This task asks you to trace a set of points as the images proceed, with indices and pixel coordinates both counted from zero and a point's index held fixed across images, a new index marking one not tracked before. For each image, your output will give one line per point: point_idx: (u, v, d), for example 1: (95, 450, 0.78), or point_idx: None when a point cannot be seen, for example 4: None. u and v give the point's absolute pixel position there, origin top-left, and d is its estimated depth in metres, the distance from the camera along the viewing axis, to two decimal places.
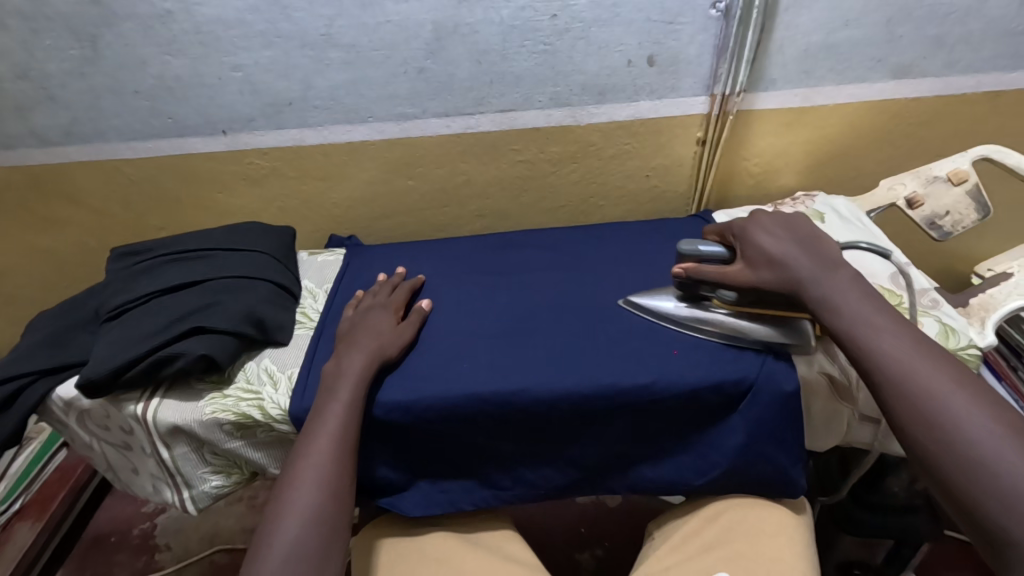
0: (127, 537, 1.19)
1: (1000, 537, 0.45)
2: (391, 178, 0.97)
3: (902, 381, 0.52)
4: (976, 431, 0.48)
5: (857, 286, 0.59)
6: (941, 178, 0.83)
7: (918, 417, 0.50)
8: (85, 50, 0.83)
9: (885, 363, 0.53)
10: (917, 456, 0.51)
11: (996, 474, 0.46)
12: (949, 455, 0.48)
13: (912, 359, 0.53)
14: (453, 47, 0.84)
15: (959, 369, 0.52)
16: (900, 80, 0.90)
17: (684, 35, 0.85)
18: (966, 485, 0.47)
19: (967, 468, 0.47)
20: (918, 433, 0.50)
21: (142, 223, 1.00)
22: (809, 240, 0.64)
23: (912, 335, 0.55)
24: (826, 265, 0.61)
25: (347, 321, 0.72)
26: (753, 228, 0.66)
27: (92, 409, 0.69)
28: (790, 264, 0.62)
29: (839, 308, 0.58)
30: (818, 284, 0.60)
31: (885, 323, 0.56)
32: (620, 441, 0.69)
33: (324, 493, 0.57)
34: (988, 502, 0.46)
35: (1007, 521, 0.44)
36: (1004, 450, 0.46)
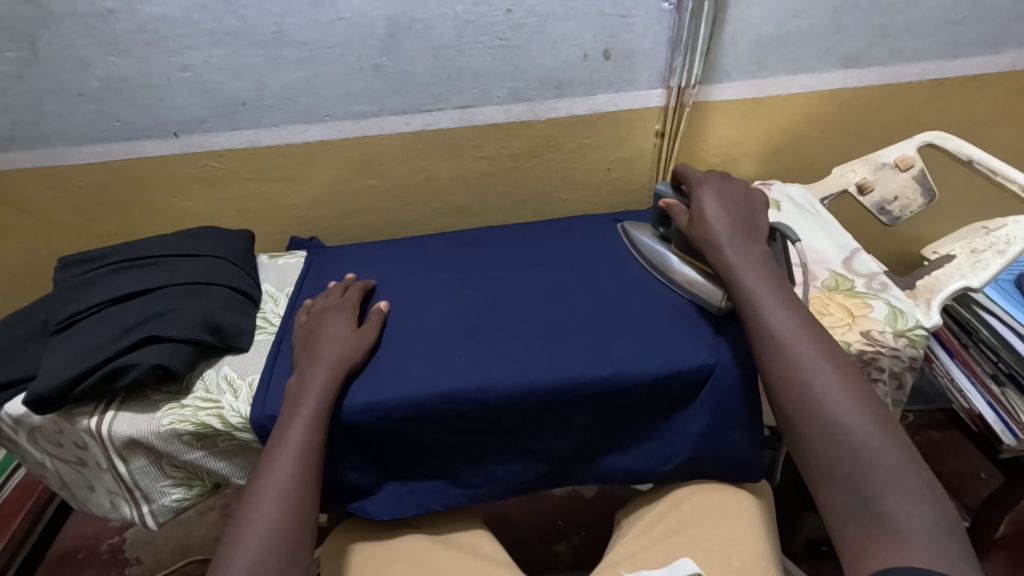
0: (95, 552, 1.15)
1: (833, 487, 0.50)
2: (351, 177, 0.95)
3: (778, 346, 0.56)
4: (831, 394, 0.52)
5: (761, 258, 0.63)
6: (889, 165, 0.85)
7: (784, 379, 0.55)
8: (23, 52, 0.79)
9: (767, 330, 0.57)
10: (781, 413, 0.55)
11: (841, 433, 0.50)
12: (805, 415, 0.53)
13: (791, 328, 0.57)
14: (408, 44, 0.84)
15: (833, 344, 0.56)
16: (849, 69, 0.92)
17: (638, 28, 0.86)
18: (815, 443, 0.51)
19: (820, 429, 0.51)
20: (783, 391, 0.55)
21: (95, 230, 0.97)
22: (741, 210, 0.68)
23: (798, 308, 0.59)
24: (743, 234, 0.65)
25: (305, 328, 0.71)
26: (702, 188, 0.70)
27: (43, 426, 0.67)
28: (713, 228, 0.66)
29: (738, 270, 0.62)
30: (728, 246, 0.64)
31: (775, 295, 0.59)
32: (586, 433, 0.69)
33: (284, 511, 0.56)
34: (830, 456, 0.50)
35: (842, 472, 0.49)
36: (852, 415, 0.51)
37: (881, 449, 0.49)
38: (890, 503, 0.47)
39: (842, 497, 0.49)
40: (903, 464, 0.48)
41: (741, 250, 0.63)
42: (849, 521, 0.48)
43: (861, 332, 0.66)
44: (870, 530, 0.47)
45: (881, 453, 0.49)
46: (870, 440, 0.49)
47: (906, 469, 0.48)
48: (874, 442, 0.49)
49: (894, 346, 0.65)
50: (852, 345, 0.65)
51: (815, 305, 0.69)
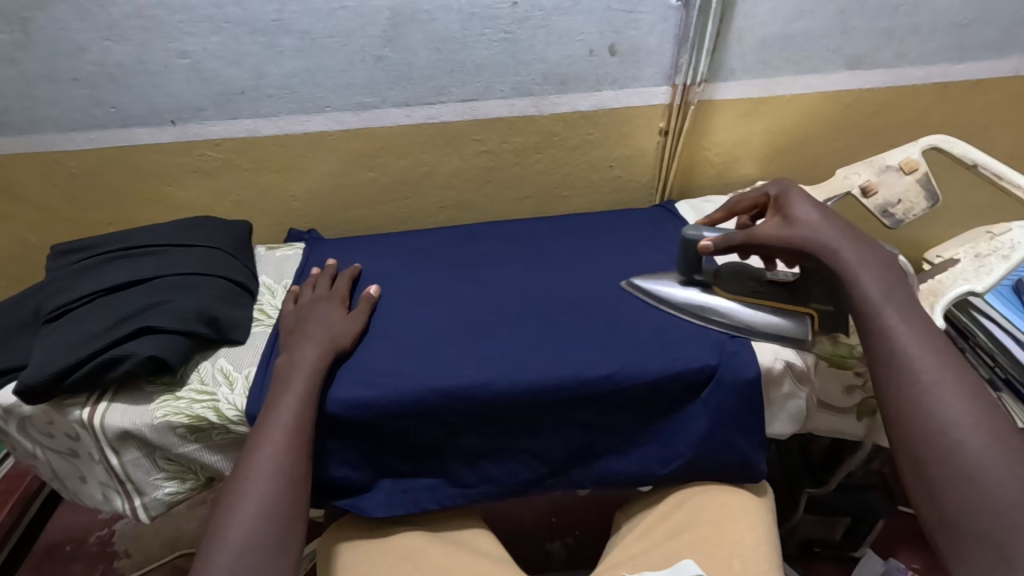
0: (83, 545, 1.14)
1: (969, 542, 0.45)
2: (350, 170, 0.94)
3: (911, 374, 0.51)
4: (977, 439, 0.47)
5: (888, 272, 0.57)
6: (893, 168, 0.85)
7: (916, 412, 0.49)
8: (16, 34, 0.78)
9: (898, 355, 0.52)
10: (904, 446, 0.50)
11: (986, 485, 0.45)
12: (940, 455, 0.47)
13: (927, 355, 0.51)
14: (411, 35, 0.82)
15: (976, 379, 0.51)
16: (854, 70, 0.92)
17: (643, 24, 0.85)
18: (946, 483, 0.47)
19: (956, 470, 0.46)
20: (915, 425, 0.49)
21: (88, 218, 0.96)
22: (844, 218, 0.62)
23: (936, 335, 0.53)
24: (864, 244, 0.58)
25: (293, 316, 0.70)
26: (796, 194, 0.64)
27: (34, 415, 0.66)
28: (826, 232, 0.59)
29: (861, 283, 0.56)
30: (846, 256, 0.57)
31: (907, 317, 0.54)
32: (585, 432, 0.68)
33: (277, 488, 0.55)
34: (968, 506, 0.45)
35: (982, 528, 0.44)
36: (996, 460, 0.46)
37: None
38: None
39: (981, 556, 0.44)
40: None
41: (866, 262, 0.57)
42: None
43: None
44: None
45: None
46: (1017, 492, 0.44)
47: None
48: (1022, 496, 0.44)
49: None
50: None
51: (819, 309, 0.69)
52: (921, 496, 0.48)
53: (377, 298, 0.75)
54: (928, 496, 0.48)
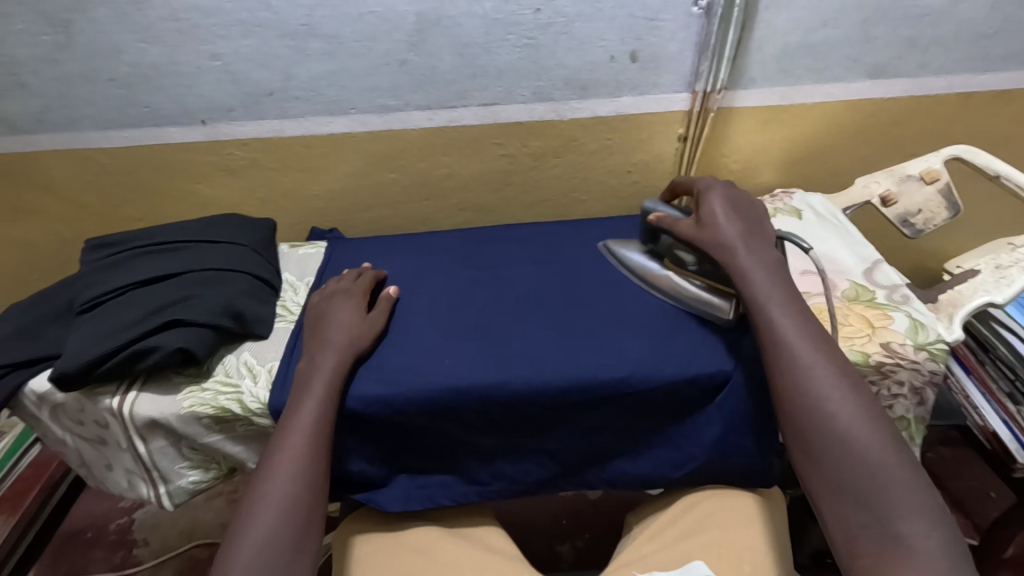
0: (104, 532, 1.17)
1: (845, 504, 0.51)
2: (372, 171, 0.96)
3: (791, 360, 0.57)
4: (846, 413, 0.54)
5: (773, 266, 0.63)
6: (914, 177, 0.84)
7: (797, 394, 0.56)
8: (58, 36, 0.81)
9: (781, 343, 0.58)
10: (790, 423, 0.56)
11: (857, 454, 0.52)
12: (818, 430, 0.54)
13: (802, 340, 0.57)
14: (435, 40, 0.84)
15: (844, 358, 0.57)
16: (876, 79, 0.92)
17: (665, 31, 0.85)
18: (827, 455, 0.53)
19: (835, 442, 0.53)
20: (797, 405, 0.55)
21: (118, 214, 0.98)
22: (750, 216, 0.67)
23: (811, 321, 0.59)
24: (758, 243, 0.64)
25: (316, 312, 0.72)
26: (710, 193, 0.69)
27: (66, 403, 0.68)
28: (725, 233, 0.65)
29: (751, 279, 0.61)
30: (740, 255, 0.63)
31: (790, 308, 0.60)
32: (599, 433, 0.69)
33: (297, 490, 0.56)
34: (843, 473, 0.52)
35: (855, 490, 0.51)
36: (866, 431, 0.53)
37: (896, 470, 0.51)
38: (906, 525, 0.49)
39: (855, 515, 0.50)
40: (917, 485, 0.50)
41: (755, 260, 0.63)
42: (859, 539, 0.50)
43: (880, 344, 0.65)
44: (882, 547, 0.49)
45: (896, 474, 0.51)
46: (882, 457, 0.51)
47: (918, 491, 0.50)
48: (887, 460, 0.51)
49: (914, 359, 0.64)
50: (870, 357, 0.64)
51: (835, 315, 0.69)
52: (805, 467, 0.54)
53: (396, 298, 0.76)
54: (811, 467, 0.54)
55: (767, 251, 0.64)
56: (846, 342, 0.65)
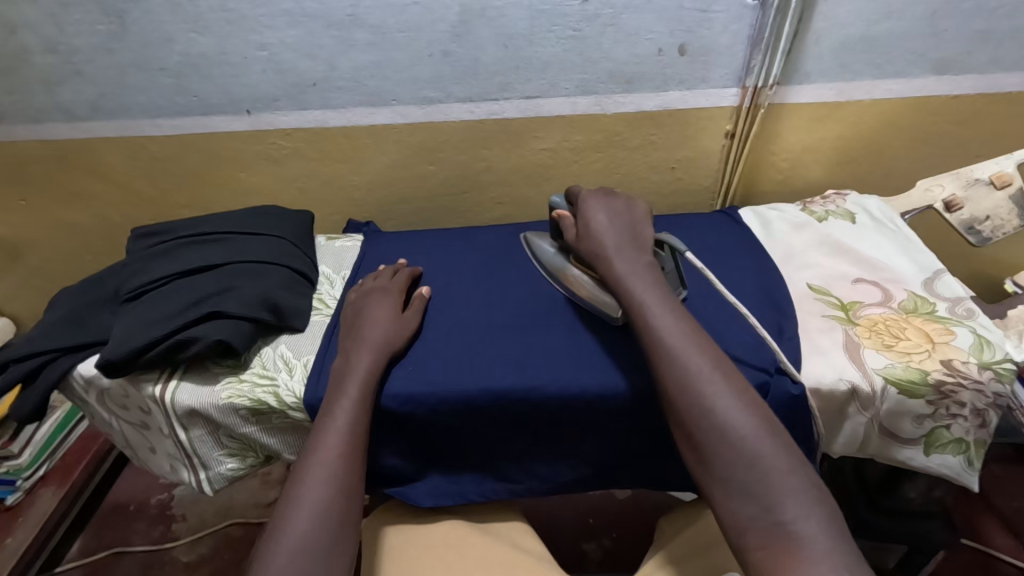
0: (145, 506, 1.21)
1: (732, 497, 0.48)
2: (412, 163, 0.95)
3: (667, 358, 0.54)
4: (722, 401, 0.51)
5: (647, 265, 0.62)
6: (983, 181, 0.79)
7: (677, 392, 0.53)
8: (113, 25, 0.82)
9: (655, 337, 0.56)
10: (675, 421, 0.53)
11: (735, 444, 0.49)
12: (700, 426, 0.51)
13: (678, 332, 0.56)
14: (479, 32, 0.82)
15: (718, 350, 0.55)
16: (941, 75, 0.86)
17: (717, 23, 0.82)
18: (708, 450, 0.50)
19: (714, 436, 0.50)
20: (679, 404, 0.52)
21: (166, 201, 1.01)
22: (633, 222, 0.67)
23: (685, 316, 0.58)
24: (631, 245, 0.64)
25: (352, 307, 0.72)
26: (589, 203, 0.69)
27: (111, 388, 0.70)
28: (602, 239, 0.65)
29: (625, 280, 0.61)
30: (615, 257, 0.63)
31: (662, 302, 0.58)
32: (635, 442, 0.67)
33: (333, 489, 0.56)
34: (725, 464, 0.48)
35: (740, 483, 0.47)
36: (742, 421, 0.50)
37: (773, 453, 0.48)
38: (789, 510, 0.45)
39: (743, 511, 0.47)
40: (797, 467, 0.47)
41: (630, 262, 0.62)
42: (748, 533, 0.46)
43: (940, 361, 0.61)
44: (771, 543, 0.45)
45: (776, 460, 0.47)
46: (760, 447, 0.48)
47: (797, 472, 0.47)
48: (764, 447, 0.48)
49: (977, 378, 0.60)
50: (929, 375, 0.60)
51: (890, 328, 0.65)
52: (694, 466, 0.51)
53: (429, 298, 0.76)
54: (697, 463, 0.50)
55: (648, 254, 0.64)
56: (903, 358, 0.62)
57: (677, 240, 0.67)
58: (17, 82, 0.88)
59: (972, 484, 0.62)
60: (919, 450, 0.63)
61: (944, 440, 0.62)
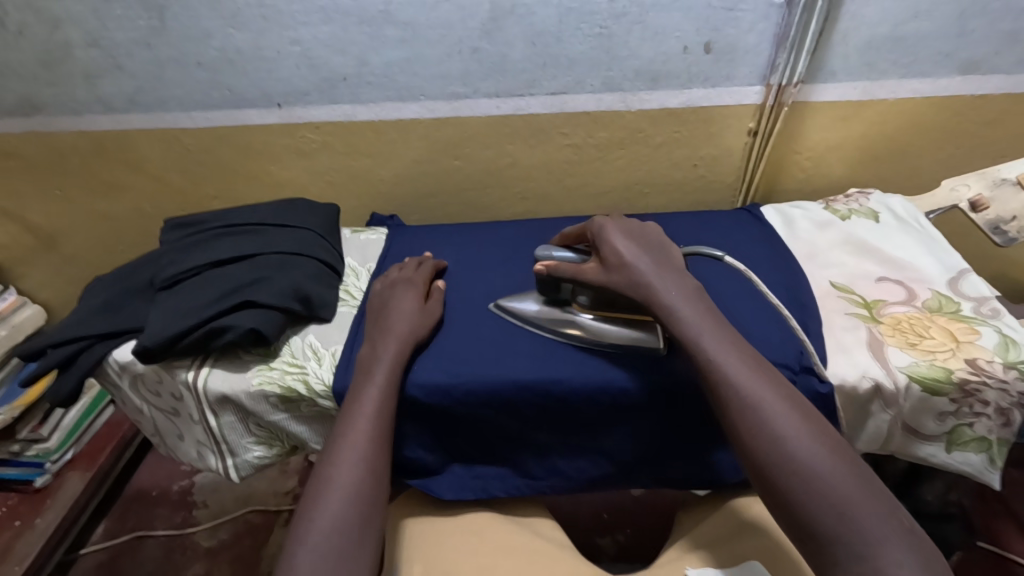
0: (167, 492, 1.24)
1: (826, 546, 0.47)
2: (437, 157, 0.97)
3: (736, 396, 0.53)
4: (802, 444, 0.50)
5: (694, 296, 0.61)
6: (1010, 182, 0.79)
7: (751, 430, 0.52)
8: (152, 21, 0.84)
9: (723, 378, 0.55)
10: (749, 463, 0.52)
11: (819, 485, 0.48)
12: (778, 468, 0.50)
13: (743, 371, 0.55)
14: (508, 29, 0.83)
15: (781, 384, 0.55)
16: (968, 75, 0.86)
17: (744, 22, 0.82)
18: (791, 492, 0.49)
19: (796, 478, 0.49)
20: (754, 444, 0.51)
21: (197, 192, 1.03)
22: (663, 247, 0.66)
23: (744, 350, 0.57)
24: (674, 274, 0.63)
25: (377, 298, 0.73)
26: (608, 230, 0.66)
27: (145, 374, 0.72)
28: (641, 270, 0.62)
29: (676, 313, 0.59)
30: (657, 287, 0.61)
31: (721, 337, 0.57)
32: (656, 436, 0.68)
33: (361, 473, 0.58)
34: (813, 511, 0.48)
35: (831, 526, 0.47)
36: (822, 460, 0.49)
37: (861, 496, 0.47)
38: (887, 554, 0.45)
39: (838, 554, 0.46)
40: (886, 508, 0.47)
41: (679, 291, 0.61)
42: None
43: (965, 360, 0.62)
44: None
45: (863, 500, 0.47)
46: (844, 486, 0.48)
47: (888, 513, 0.47)
48: (849, 487, 0.48)
49: (1002, 378, 0.60)
50: (953, 373, 0.60)
51: (914, 326, 0.66)
52: (775, 510, 0.50)
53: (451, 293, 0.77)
54: (781, 510, 0.49)
55: (690, 282, 0.63)
56: (927, 356, 0.62)
57: (707, 248, 0.65)
58: (59, 75, 0.90)
59: (993, 481, 0.62)
60: (941, 446, 0.63)
61: (967, 437, 0.62)
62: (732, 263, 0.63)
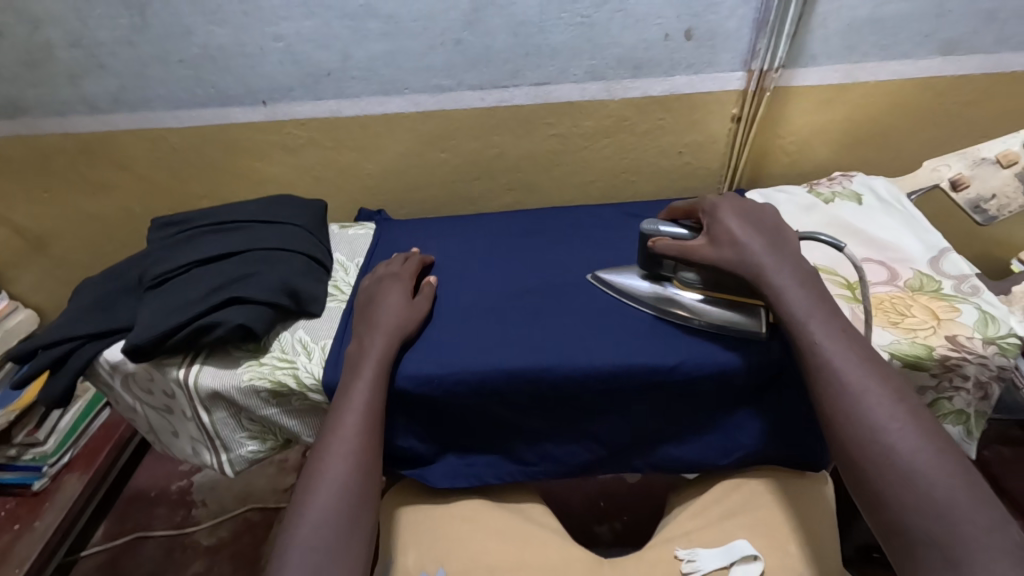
0: (166, 492, 1.25)
1: (917, 545, 0.48)
2: (424, 151, 0.97)
3: (845, 388, 0.54)
4: (906, 447, 0.50)
5: (807, 283, 0.60)
6: (990, 160, 0.80)
7: (855, 425, 0.52)
8: (134, 19, 0.84)
9: (829, 373, 0.55)
10: (846, 457, 0.53)
11: (921, 488, 0.49)
12: (880, 464, 0.51)
13: (853, 366, 0.55)
14: (490, 20, 0.83)
15: (894, 382, 0.55)
16: (948, 56, 0.86)
17: (724, 8, 0.82)
18: (889, 490, 0.50)
19: (896, 477, 0.50)
20: (854, 436, 0.52)
21: (184, 191, 1.03)
22: (777, 227, 0.65)
23: (858, 344, 0.57)
24: (787, 258, 0.62)
25: (365, 293, 0.74)
26: (722, 208, 0.66)
27: (136, 373, 0.73)
28: (752, 251, 0.62)
29: (785, 296, 0.59)
30: (768, 269, 0.61)
31: (834, 327, 0.57)
32: (644, 420, 0.69)
33: (352, 465, 0.58)
34: (909, 511, 0.49)
35: (927, 529, 0.48)
36: (929, 465, 0.49)
37: (967, 506, 0.48)
38: (983, 563, 0.45)
39: (929, 557, 0.47)
40: (990, 521, 0.47)
41: (792, 278, 0.60)
42: None
43: (945, 336, 0.62)
44: None
45: (966, 509, 0.47)
46: (947, 493, 0.48)
47: (993, 526, 0.47)
48: (953, 495, 0.48)
49: (981, 353, 0.61)
50: (935, 349, 0.61)
51: (896, 305, 0.66)
52: (868, 506, 0.51)
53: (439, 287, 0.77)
54: (874, 505, 0.51)
55: (805, 267, 0.62)
56: (909, 334, 0.63)
57: (825, 235, 0.65)
58: (42, 76, 0.90)
59: (970, 451, 0.65)
60: None
61: (947, 410, 0.64)
62: (848, 256, 0.63)
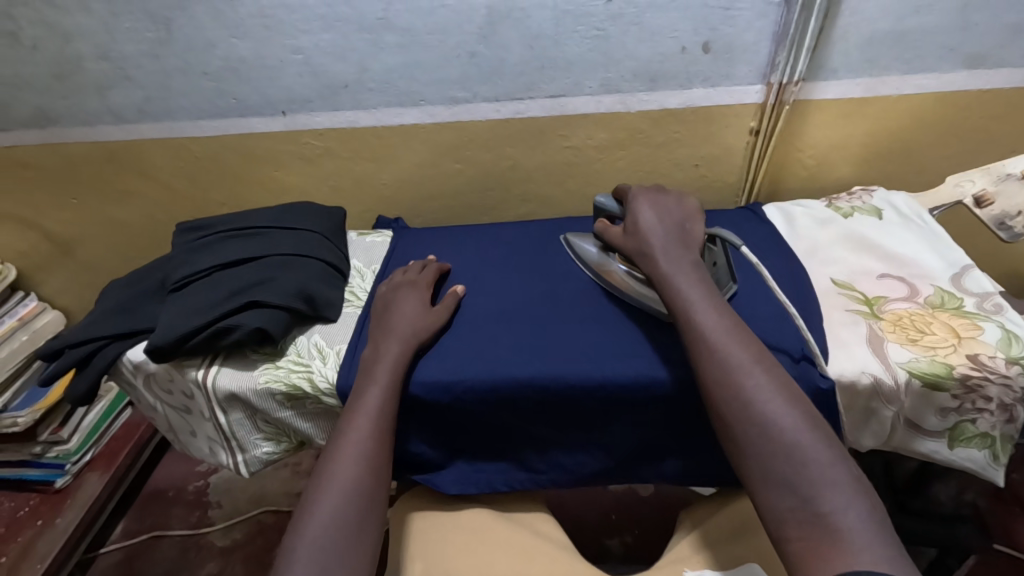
0: (183, 492, 1.27)
1: (772, 488, 0.49)
2: (440, 161, 0.98)
3: (710, 351, 0.56)
4: (765, 396, 0.52)
5: (693, 266, 0.63)
6: (1015, 177, 0.78)
7: (720, 384, 0.54)
8: (159, 33, 0.87)
9: (705, 343, 0.57)
10: (715, 414, 0.55)
11: (774, 435, 0.50)
12: (740, 418, 0.52)
13: (721, 328, 0.57)
14: (504, 33, 0.85)
15: (758, 345, 0.57)
16: (973, 70, 0.85)
17: (741, 21, 0.82)
18: (749, 440, 0.51)
19: (753, 427, 0.51)
20: (719, 394, 0.54)
21: (204, 199, 1.06)
22: (680, 222, 0.68)
23: (728, 311, 0.59)
24: (676, 244, 0.65)
25: (381, 300, 0.75)
26: (638, 200, 0.71)
27: (157, 373, 0.75)
28: (648, 240, 0.66)
29: (669, 276, 0.62)
30: (659, 254, 0.65)
31: (707, 297, 0.60)
32: (655, 432, 0.69)
33: (364, 468, 0.59)
34: (764, 458, 0.50)
35: (780, 473, 0.49)
36: (783, 415, 0.51)
37: (814, 448, 0.49)
38: (827, 501, 0.47)
39: (782, 498, 0.48)
40: (837, 460, 0.49)
41: (674, 258, 0.64)
42: (788, 524, 0.48)
43: (966, 355, 0.61)
44: (810, 531, 0.46)
45: (813, 450, 0.49)
46: (797, 438, 0.50)
47: (838, 465, 0.48)
48: (801, 440, 0.50)
49: (1005, 373, 0.60)
50: (954, 369, 0.60)
51: (916, 322, 0.65)
52: (735, 458, 0.53)
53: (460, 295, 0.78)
54: (737, 456, 0.52)
55: (694, 255, 0.65)
56: (928, 352, 0.62)
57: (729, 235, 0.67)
58: (71, 87, 0.94)
59: (996, 478, 0.62)
60: (943, 443, 0.62)
61: (969, 434, 0.61)
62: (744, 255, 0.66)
